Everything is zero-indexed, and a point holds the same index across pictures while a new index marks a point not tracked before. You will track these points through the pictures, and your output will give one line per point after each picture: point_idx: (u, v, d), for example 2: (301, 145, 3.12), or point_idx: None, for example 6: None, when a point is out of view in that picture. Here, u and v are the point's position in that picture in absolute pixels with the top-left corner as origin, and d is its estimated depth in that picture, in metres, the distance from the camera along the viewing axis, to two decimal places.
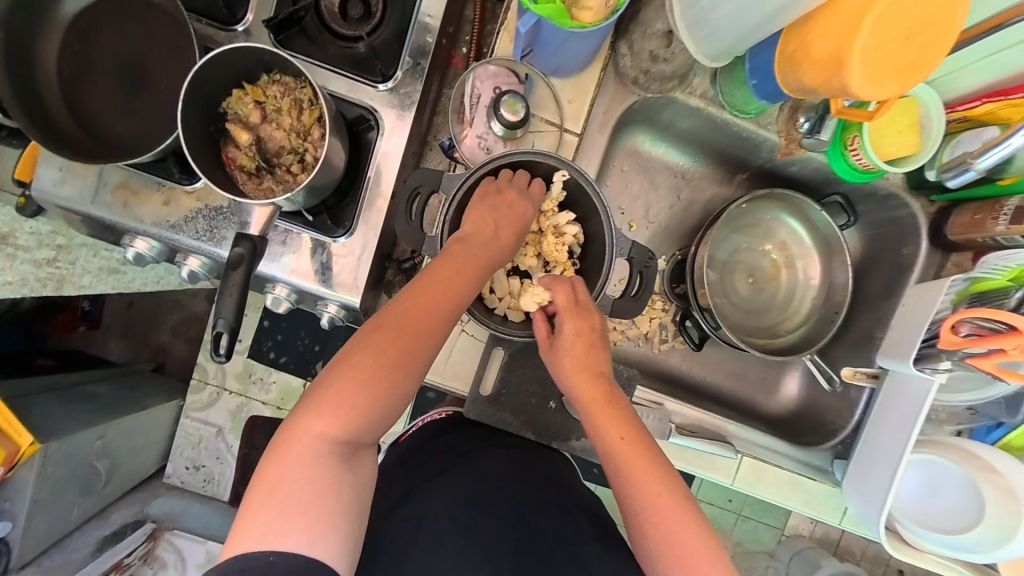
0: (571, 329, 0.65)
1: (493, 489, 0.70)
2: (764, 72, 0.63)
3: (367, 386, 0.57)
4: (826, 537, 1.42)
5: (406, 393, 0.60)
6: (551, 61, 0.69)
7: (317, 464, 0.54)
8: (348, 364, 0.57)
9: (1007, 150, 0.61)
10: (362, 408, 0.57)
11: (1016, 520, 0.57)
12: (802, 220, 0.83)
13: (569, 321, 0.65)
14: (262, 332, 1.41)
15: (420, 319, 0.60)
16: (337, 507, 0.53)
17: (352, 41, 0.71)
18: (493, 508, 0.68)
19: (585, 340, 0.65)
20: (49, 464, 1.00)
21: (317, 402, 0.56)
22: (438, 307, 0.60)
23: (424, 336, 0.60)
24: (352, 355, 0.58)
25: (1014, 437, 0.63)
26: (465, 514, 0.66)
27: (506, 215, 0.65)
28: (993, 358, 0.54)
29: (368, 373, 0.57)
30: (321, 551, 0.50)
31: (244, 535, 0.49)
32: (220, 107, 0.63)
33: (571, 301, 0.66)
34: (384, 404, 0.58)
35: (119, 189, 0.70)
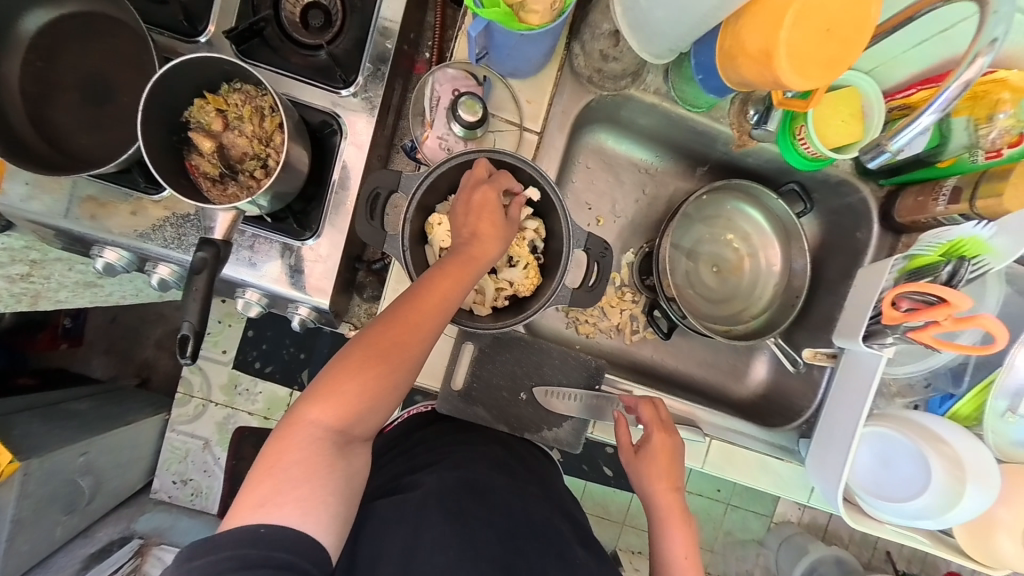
0: (659, 444, 0.74)
1: (481, 479, 0.69)
2: (708, 69, 0.65)
3: (367, 378, 0.58)
4: (814, 523, 1.42)
5: (403, 388, 0.61)
6: (506, 63, 0.71)
7: (315, 448, 0.55)
8: (347, 358, 0.59)
9: (918, 130, 0.54)
10: (359, 399, 0.58)
11: (961, 486, 0.60)
12: (760, 209, 0.86)
13: (658, 437, 0.74)
14: (247, 343, 1.42)
15: (416, 316, 0.61)
16: (328, 488, 0.55)
17: (313, 49, 0.72)
18: (485, 494, 0.67)
19: (671, 455, 0.74)
20: (29, 483, 0.99)
21: (318, 392, 0.58)
22: (433, 304, 0.61)
23: (420, 333, 0.61)
24: (353, 350, 0.59)
25: (962, 406, 0.65)
26: (454, 501, 0.65)
27: (490, 212, 0.64)
28: (929, 330, 0.56)
29: (366, 368, 0.58)
30: (311, 526, 0.52)
31: (245, 507, 0.52)
32: (182, 117, 0.64)
33: (661, 421, 0.75)
34: (380, 398, 0.59)
35: (86, 201, 0.71)
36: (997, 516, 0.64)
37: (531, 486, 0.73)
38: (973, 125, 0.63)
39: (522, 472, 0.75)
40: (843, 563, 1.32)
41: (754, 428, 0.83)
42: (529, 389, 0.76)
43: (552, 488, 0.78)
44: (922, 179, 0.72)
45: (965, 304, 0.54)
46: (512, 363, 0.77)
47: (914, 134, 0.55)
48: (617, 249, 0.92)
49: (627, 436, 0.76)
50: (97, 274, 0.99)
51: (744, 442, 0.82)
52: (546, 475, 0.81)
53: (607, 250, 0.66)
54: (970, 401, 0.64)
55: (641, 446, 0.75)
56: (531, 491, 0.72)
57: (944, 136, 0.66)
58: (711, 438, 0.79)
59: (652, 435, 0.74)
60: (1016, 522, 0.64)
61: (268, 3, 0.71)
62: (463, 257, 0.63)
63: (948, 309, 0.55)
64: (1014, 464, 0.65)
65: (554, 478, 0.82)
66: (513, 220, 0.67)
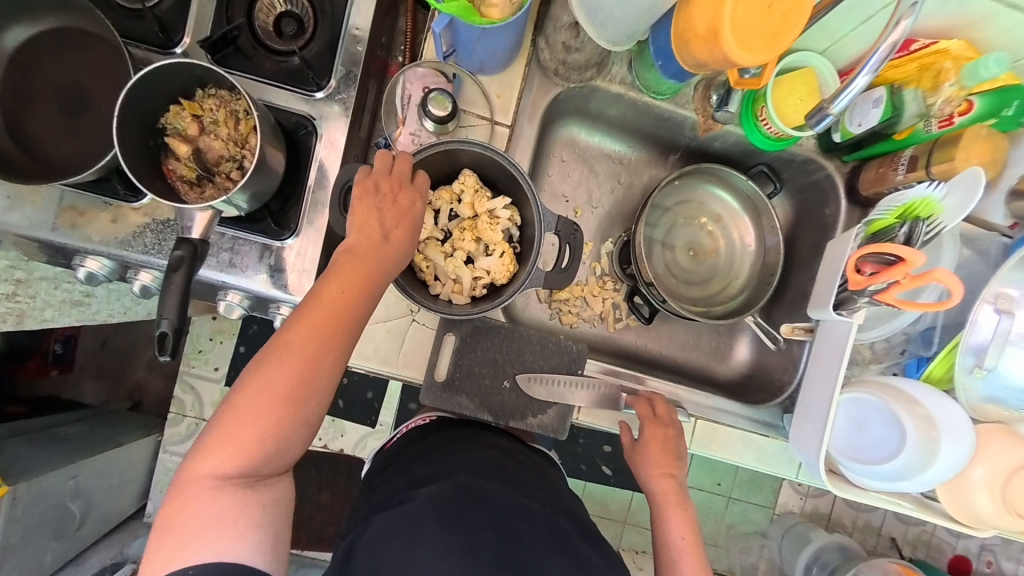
0: (653, 437, 0.78)
1: (482, 485, 0.66)
2: (667, 53, 0.68)
3: (265, 407, 0.57)
4: (816, 510, 1.39)
5: (314, 406, 0.60)
6: (472, 59, 0.74)
7: (219, 492, 0.55)
8: (244, 393, 0.58)
9: (854, 94, 0.56)
10: (259, 431, 0.57)
11: (935, 445, 0.62)
12: (730, 191, 0.89)
13: (651, 431, 0.78)
14: (239, 358, 1.41)
15: (313, 335, 0.59)
16: (244, 521, 0.55)
17: (286, 55, 0.75)
18: (484, 501, 0.64)
19: (666, 445, 0.78)
20: (17, 507, 0.98)
21: (214, 437, 0.57)
22: (327, 319, 0.60)
23: (320, 350, 0.59)
24: (246, 383, 0.58)
25: (934, 369, 0.66)
26: (451, 507, 0.62)
27: (395, 218, 0.65)
28: (893, 291, 0.58)
29: (260, 399, 0.57)
30: (232, 559, 0.53)
31: (159, 562, 0.53)
32: (159, 123, 0.66)
33: (655, 414, 0.78)
34: (284, 423, 0.58)
35: (66, 211, 0.72)
36: (973, 477, 0.65)
37: (530, 483, 0.72)
38: (924, 94, 0.66)
39: (525, 480, 0.72)
40: (847, 549, 1.29)
41: (737, 405, 0.84)
42: (512, 376, 0.77)
43: (549, 481, 0.77)
44: (884, 152, 0.74)
45: (920, 260, 0.56)
46: (494, 351, 0.78)
47: (852, 97, 0.56)
48: (596, 238, 0.93)
49: (626, 432, 0.81)
50: (83, 290, 0.99)
51: (727, 419, 0.83)
52: (544, 473, 0.78)
53: (577, 230, 0.68)
54: (941, 362, 0.66)
55: (638, 440, 0.79)
56: (533, 496, 0.69)
57: (899, 107, 0.69)
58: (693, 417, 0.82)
59: (646, 429, 0.78)
60: (993, 482, 0.64)
61: (241, 12, 0.74)
62: (355, 262, 0.62)
63: (906, 267, 0.56)
64: (989, 424, 0.66)
65: (545, 469, 0.81)
66: (413, 230, 0.67)
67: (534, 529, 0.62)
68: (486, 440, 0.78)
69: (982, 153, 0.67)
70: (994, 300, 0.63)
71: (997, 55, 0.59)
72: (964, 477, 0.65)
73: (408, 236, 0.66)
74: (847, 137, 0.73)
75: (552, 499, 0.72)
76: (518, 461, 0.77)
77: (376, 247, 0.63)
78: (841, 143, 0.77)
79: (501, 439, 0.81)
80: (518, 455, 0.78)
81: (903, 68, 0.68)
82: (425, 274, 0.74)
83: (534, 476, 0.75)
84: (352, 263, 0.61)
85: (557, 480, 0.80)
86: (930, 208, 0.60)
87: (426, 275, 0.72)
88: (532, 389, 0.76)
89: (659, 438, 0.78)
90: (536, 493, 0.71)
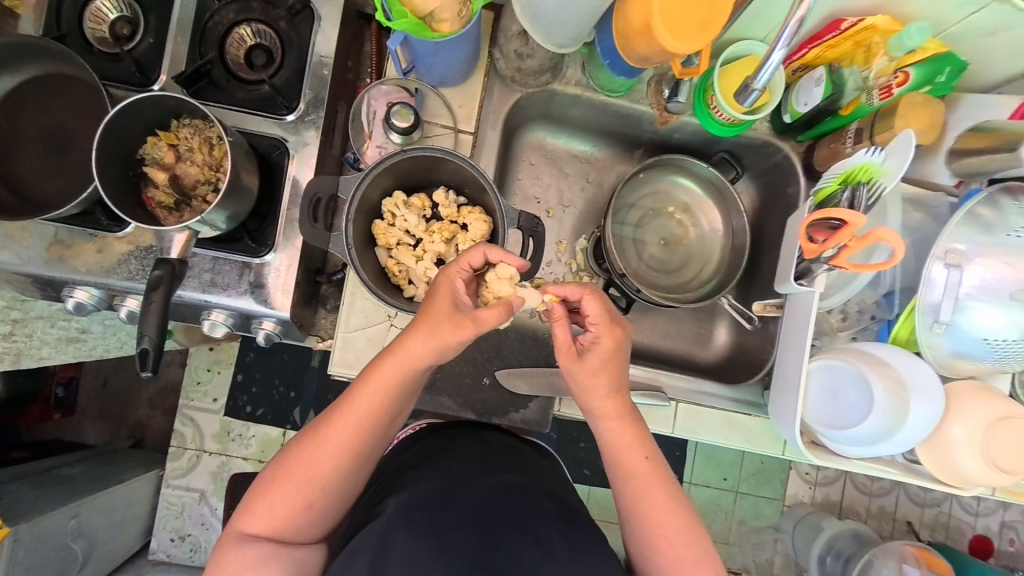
0: (608, 344, 0.66)
1: (457, 486, 0.67)
2: (613, 53, 0.72)
3: (317, 470, 0.64)
4: (827, 499, 1.36)
5: (345, 481, 0.66)
6: (433, 73, 0.78)
7: (248, 557, 0.61)
8: (297, 457, 0.65)
9: (774, 66, 0.62)
10: (306, 494, 0.64)
11: (904, 405, 0.65)
12: (694, 179, 0.91)
13: (606, 338, 0.66)
14: (237, 387, 1.42)
15: (350, 422, 0.65)
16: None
17: (257, 84, 0.80)
18: (460, 502, 0.64)
19: (615, 357, 0.67)
20: (20, 548, 0.99)
21: (270, 484, 0.65)
22: (373, 400, 0.65)
23: (357, 434, 0.65)
24: (286, 466, 0.65)
25: (900, 330, 0.69)
26: (421, 514, 0.61)
27: (441, 318, 0.64)
28: (844, 255, 0.61)
29: (296, 485, 0.64)
30: None
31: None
32: (137, 154, 0.70)
33: (608, 317, 0.67)
34: (321, 492, 0.65)
35: (55, 245, 0.75)
36: (952, 436, 0.66)
37: (512, 474, 0.73)
38: (859, 69, 0.70)
39: (505, 469, 0.73)
40: (860, 536, 1.26)
41: (719, 387, 0.86)
42: (492, 374, 0.81)
43: (538, 472, 0.77)
44: (833, 128, 0.77)
45: (862, 222, 0.58)
46: (472, 350, 0.82)
47: (773, 70, 0.63)
48: (570, 236, 0.95)
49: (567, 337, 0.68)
50: (79, 326, 1.02)
51: (709, 401, 0.84)
52: (532, 467, 0.77)
53: (539, 223, 0.71)
54: (904, 322, 0.69)
55: (586, 351, 0.67)
56: (518, 488, 0.69)
57: (839, 84, 0.72)
58: (676, 403, 0.83)
59: (602, 335, 0.66)
60: (973, 440, 0.65)
61: (213, 48, 0.79)
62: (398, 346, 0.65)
63: (850, 230, 0.59)
64: (956, 383, 0.69)
65: (539, 465, 0.81)
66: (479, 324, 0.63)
67: (511, 522, 0.61)
68: (470, 441, 0.79)
69: (921, 119, 0.71)
70: (944, 257, 0.66)
71: (919, 25, 0.63)
72: (939, 436, 0.67)
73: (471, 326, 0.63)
74: (796, 116, 0.77)
75: (541, 488, 0.72)
76: (502, 453, 0.78)
77: (423, 350, 0.63)
78: (793, 125, 0.80)
79: (487, 433, 0.83)
80: (499, 444, 0.80)
81: (840, 48, 0.70)
82: (398, 279, 0.76)
83: (518, 466, 0.76)
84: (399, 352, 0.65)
85: (550, 473, 0.80)
86: (871, 173, 0.62)
87: (400, 278, 0.75)
88: (510, 382, 0.79)
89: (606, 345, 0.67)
90: (520, 484, 0.71)
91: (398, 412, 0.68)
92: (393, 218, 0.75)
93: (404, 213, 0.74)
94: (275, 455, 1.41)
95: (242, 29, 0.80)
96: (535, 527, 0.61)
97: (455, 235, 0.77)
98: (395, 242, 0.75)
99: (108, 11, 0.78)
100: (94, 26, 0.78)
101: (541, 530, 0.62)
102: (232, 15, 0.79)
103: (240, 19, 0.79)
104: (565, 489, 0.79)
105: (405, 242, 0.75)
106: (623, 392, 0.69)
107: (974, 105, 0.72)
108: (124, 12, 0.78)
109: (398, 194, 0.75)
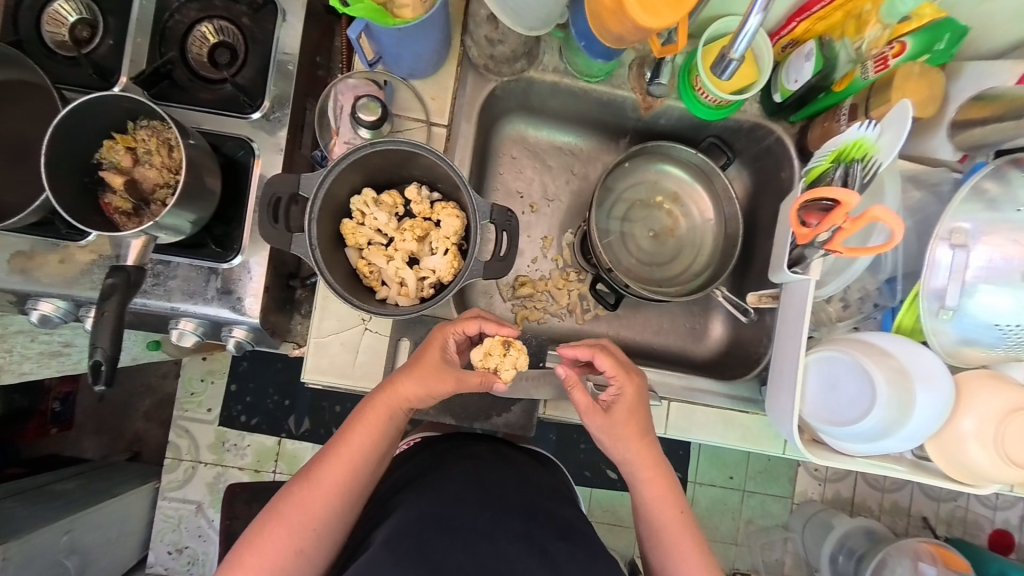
0: (633, 393, 0.66)
1: (450, 507, 0.62)
2: (588, 35, 0.69)
3: (309, 513, 0.62)
4: (838, 496, 1.30)
5: (334, 526, 0.63)
6: (401, 64, 0.74)
7: None
8: (290, 501, 0.63)
9: (749, 37, 0.59)
10: (297, 544, 0.61)
11: (910, 397, 0.61)
12: (681, 165, 0.87)
13: (628, 387, 0.66)
14: (230, 398, 1.39)
15: (344, 461, 0.65)
16: None
17: (221, 84, 0.77)
18: (454, 525, 0.60)
19: (638, 401, 0.66)
20: (9, 568, 0.96)
21: (257, 537, 0.61)
22: (366, 436, 0.66)
23: (352, 471, 0.65)
24: (276, 511, 0.62)
25: (904, 318, 0.65)
26: (410, 541, 0.57)
27: (423, 356, 0.67)
28: (839, 239, 0.56)
29: (288, 529, 0.61)
30: None
31: None
32: (94, 158, 0.67)
33: (624, 367, 0.67)
34: (314, 538, 0.62)
35: (16, 257, 0.72)
36: (962, 429, 0.61)
37: (508, 489, 0.68)
38: (850, 41, 0.65)
39: (501, 486, 0.68)
40: (874, 533, 1.20)
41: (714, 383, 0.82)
42: None
43: (531, 480, 0.73)
44: (826, 107, 0.73)
45: (856, 201, 0.54)
46: None
47: (750, 39, 0.59)
48: (556, 231, 0.92)
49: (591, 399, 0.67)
50: (62, 341, 0.99)
51: (704, 398, 0.80)
52: (528, 475, 0.74)
53: (512, 216, 0.67)
54: (909, 309, 0.64)
55: (611, 406, 0.67)
56: (511, 502, 0.65)
57: (830, 58, 0.68)
58: (667, 401, 0.79)
59: (624, 385, 0.66)
60: (984, 433, 0.61)
61: (175, 47, 0.76)
62: (385, 391, 0.67)
63: (843, 211, 0.55)
64: (965, 373, 0.64)
65: (533, 471, 0.77)
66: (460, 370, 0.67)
67: (512, 544, 0.58)
68: (466, 454, 0.75)
69: (916, 91, 0.66)
70: (948, 237, 0.61)
71: None
72: (950, 432, 0.62)
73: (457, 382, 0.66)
74: (787, 96, 0.73)
75: (533, 500, 0.68)
76: (497, 468, 0.73)
77: (416, 391, 0.66)
78: (784, 104, 0.76)
79: (482, 446, 0.79)
80: (493, 455, 0.76)
81: (830, 19, 0.66)
82: (370, 281, 0.73)
83: (515, 478, 0.71)
84: (393, 392, 0.66)
85: (544, 478, 0.77)
86: (864, 149, 0.59)
87: (370, 280, 0.72)
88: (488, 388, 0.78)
89: (635, 410, 0.66)
90: (513, 498, 0.66)
91: (389, 449, 0.69)
92: (362, 218, 0.72)
93: (374, 212, 0.71)
94: (271, 464, 1.38)
95: (204, 27, 0.77)
96: (542, 541, 0.59)
97: (429, 233, 0.73)
98: (366, 242, 0.71)
99: (67, 14, 0.75)
100: (52, 29, 0.75)
101: (547, 546, 0.59)
102: (194, 13, 0.76)
103: (202, 17, 0.76)
104: (563, 496, 0.76)
105: (376, 242, 0.72)
106: (658, 447, 0.68)
107: (974, 73, 0.67)
108: (83, 14, 0.75)
109: (367, 192, 0.71)
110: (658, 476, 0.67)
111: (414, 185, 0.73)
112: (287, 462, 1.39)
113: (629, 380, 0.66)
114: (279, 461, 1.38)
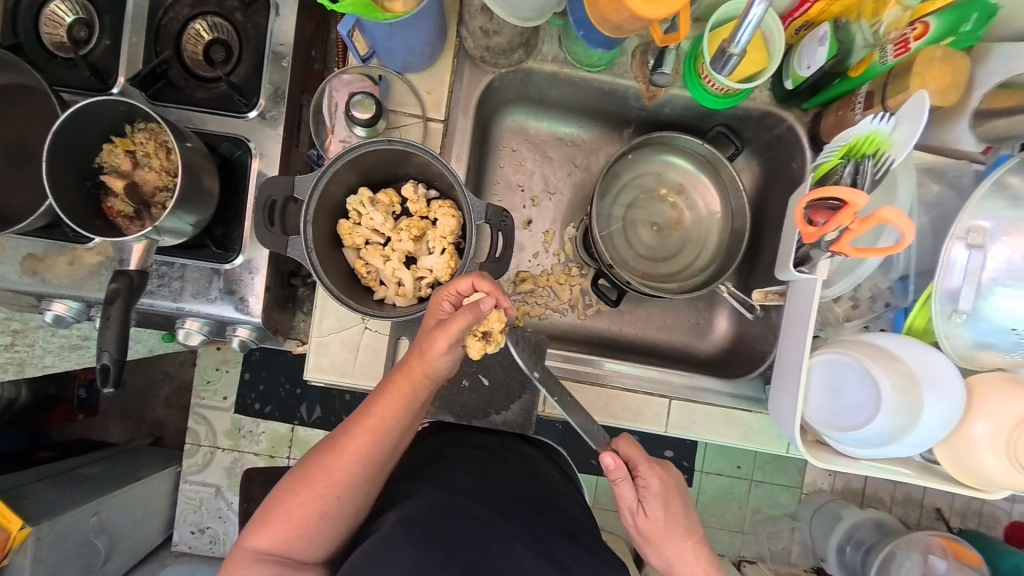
0: (658, 485, 0.67)
1: (462, 499, 0.63)
2: (586, 23, 0.66)
3: (335, 479, 0.63)
4: (848, 487, 1.27)
5: (355, 493, 0.64)
6: (395, 59, 0.72)
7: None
8: (316, 465, 0.63)
9: (752, 27, 0.57)
10: (320, 505, 0.62)
11: (918, 402, 0.59)
12: (687, 156, 0.85)
13: (627, 450, 0.67)
14: (244, 386, 1.41)
15: (367, 434, 0.63)
16: None
17: (216, 83, 0.76)
18: (467, 515, 0.60)
19: (666, 491, 0.67)
20: (43, 547, 1.00)
21: (284, 494, 0.63)
22: (391, 407, 0.64)
23: (375, 442, 0.64)
24: (302, 473, 0.64)
25: (915, 318, 0.63)
26: (424, 525, 0.58)
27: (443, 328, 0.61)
28: (846, 239, 0.54)
29: (313, 492, 0.62)
30: None
31: None
32: (95, 162, 0.68)
33: (648, 459, 0.67)
34: (336, 502, 0.63)
35: (27, 259, 0.74)
36: (975, 432, 0.60)
37: (515, 482, 0.69)
38: (868, 24, 0.61)
39: (509, 480, 0.69)
40: (883, 525, 1.18)
41: (717, 381, 0.81)
42: (471, 376, 0.81)
43: (535, 475, 0.74)
44: (841, 93, 0.69)
45: (864, 201, 0.52)
46: None
47: (752, 30, 0.57)
48: (557, 225, 0.90)
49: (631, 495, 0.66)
50: (81, 335, 1.00)
51: (706, 397, 0.80)
52: (534, 470, 0.75)
53: (508, 216, 0.65)
54: (921, 310, 0.62)
55: (643, 496, 0.67)
56: (519, 500, 0.66)
57: (846, 43, 0.64)
58: (670, 399, 0.79)
59: (650, 477, 0.66)
60: (997, 438, 0.59)
61: (169, 46, 0.75)
62: (412, 360, 0.63)
63: (850, 211, 0.53)
64: (976, 376, 0.62)
65: (538, 466, 0.77)
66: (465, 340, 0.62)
67: (522, 540, 0.60)
68: (475, 446, 0.76)
69: (938, 77, 0.62)
70: (966, 235, 0.60)
71: None
72: (959, 433, 0.61)
73: (451, 346, 0.61)
74: (799, 82, 0.69)
75: (537, 498, 0.68)
76: (505, 462, 0.73)
77: (437, 360, 0.62)
78: (797, 91, 0.72)
79: (487, 438, 0.79)
80: (494, 447, 0.77)
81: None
82: (368, 281, 0.73)
83: (522, 473, 0.72)
84: (418, 361, 0.63)
85: (548, 472, 0.77)
86: (877, 144, 0.56)
87: (369, 279, 0.73)
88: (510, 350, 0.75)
89: (655, 471, 0.67)
90: (520, 492, 0.68)
91: (414, 421, 0.67)
92: (359, 217, 0.71)
93: (370, 212, 0.71)
94: (285, 450, 1.40)
95: (197, 24, 0.76)
96: (550, 541, 0.61)
97: (425, 232, 0.72)
98: (363, 242, 0.71)
99: (63, 15, 0.75)
100: (50, 31, 0.75)
101: (557, 549, 0.61)
102: (187, 10, 0.75)
103: (195, 14, 0.75)
104: (567, 492, 0.75)
105: (374, 242, 0.72)
106: (673, 479, 0.68)
107: (1005, 55, 0.62)
108: (80, 14, 0.75)
109: (363, 191, 0.71)
110: (665, 514, 0.67)
111: (413, 184, 0.73)
112: (300, 448, 1.41)
113: (628, 446, 0.67)
114: (292, 447, 1.41)
